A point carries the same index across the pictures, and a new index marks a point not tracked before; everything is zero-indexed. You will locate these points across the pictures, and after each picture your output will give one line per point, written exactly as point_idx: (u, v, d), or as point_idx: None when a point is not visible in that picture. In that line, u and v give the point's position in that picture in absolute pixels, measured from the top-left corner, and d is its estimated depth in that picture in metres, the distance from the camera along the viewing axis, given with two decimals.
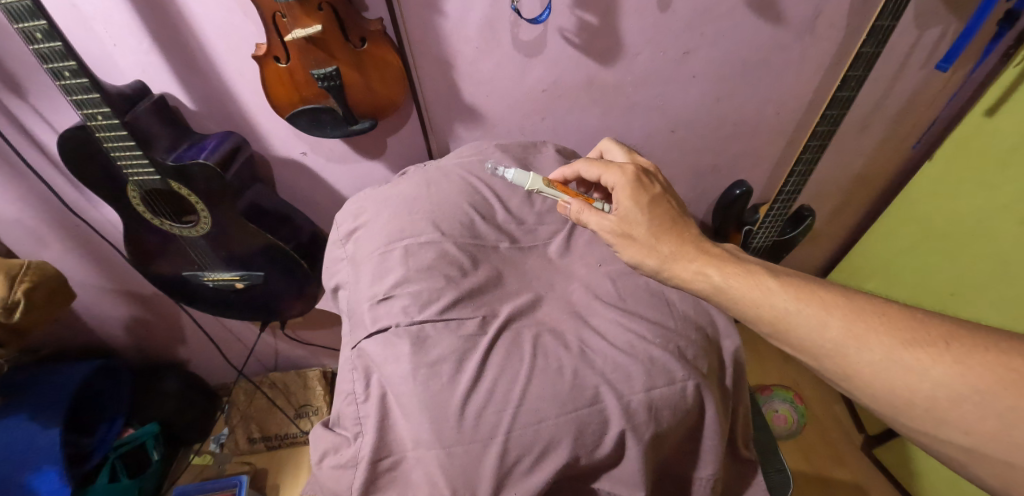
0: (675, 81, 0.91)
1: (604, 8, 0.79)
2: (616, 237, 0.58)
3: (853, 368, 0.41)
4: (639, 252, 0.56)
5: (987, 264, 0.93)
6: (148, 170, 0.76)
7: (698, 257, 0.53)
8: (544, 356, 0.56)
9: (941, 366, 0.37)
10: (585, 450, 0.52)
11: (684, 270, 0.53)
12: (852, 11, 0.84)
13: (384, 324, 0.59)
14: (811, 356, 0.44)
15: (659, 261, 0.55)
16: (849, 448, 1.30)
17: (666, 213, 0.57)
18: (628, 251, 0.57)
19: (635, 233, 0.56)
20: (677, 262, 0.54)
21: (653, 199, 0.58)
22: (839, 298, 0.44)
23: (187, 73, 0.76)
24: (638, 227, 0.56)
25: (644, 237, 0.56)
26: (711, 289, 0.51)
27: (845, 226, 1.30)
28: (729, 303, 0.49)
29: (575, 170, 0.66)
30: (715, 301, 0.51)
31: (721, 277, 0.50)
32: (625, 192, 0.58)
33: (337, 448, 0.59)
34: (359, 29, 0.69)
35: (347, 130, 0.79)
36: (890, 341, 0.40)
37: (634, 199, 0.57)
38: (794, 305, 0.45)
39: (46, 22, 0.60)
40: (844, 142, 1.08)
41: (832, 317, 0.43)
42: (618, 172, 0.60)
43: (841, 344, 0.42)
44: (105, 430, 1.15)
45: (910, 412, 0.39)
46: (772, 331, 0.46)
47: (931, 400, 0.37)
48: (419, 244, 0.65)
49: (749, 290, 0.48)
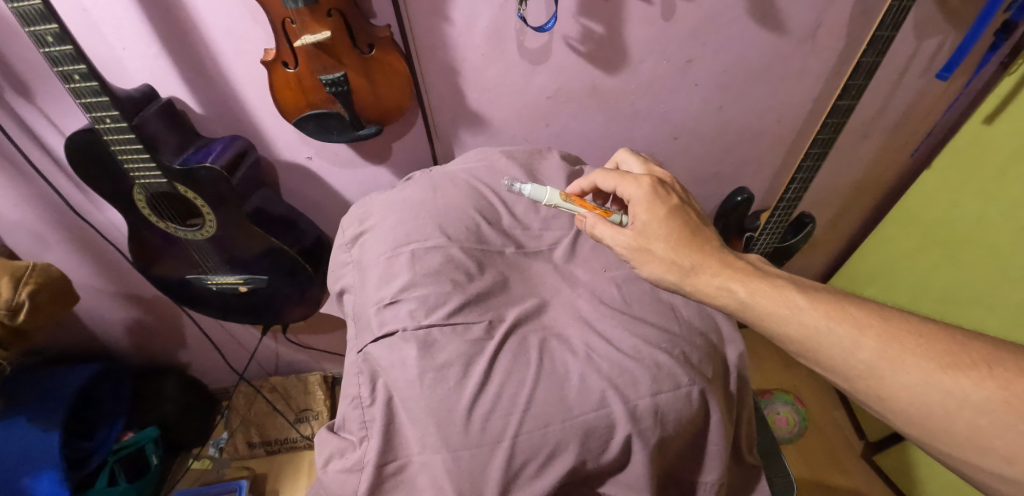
0: (678, 89, 0.92)
1: (609, 17, 0.80)
2: (632, 252, 0.58)
3: (888, 392, 0.41)
4: (660, 268, 0.56)
5: (987, 273, 0.93)
6: (155, 174, 0.77)
7: (721, 271, 0.53)
8: (550, 361, 0.57)
9: (982, 391, 0.37)
10: (591, 455, 0.52)
11: (706, 285, 0.53)
12: (851, 21, 0.86)
13: (391, 329, 0.59)
14: (843, 377, 0.44)
15: (679, 275, 0.55)
16: (850, 455, 1.30)
17: (685, 224, 0.57)
18: (647, 265, 0.57)
19: (654, 248, 0.57)
20: (699, 275, 0.54)
21: (672, 211, 0.58)
22: (871, 318, 0.44)
23: (195, 77, 0.76)
24: (657, 241, 0.57)
25: (664, 251, 0.56)
26: (736, 304, 0.51)
27: (845, 233, 1.31)
28: (755, 318, 0.50)
29: (592, 181, 0.66)
30: (739, 316, 0.51)
31: (746, 292, 0.51)
32: (643, 205, 0.59)
33: (342, 452, 0.59)
34: (367, 35, 0.70)
35: (354, 135, 0.80)
36: (927, 365, 0.40)
37: (652, 212, 0.58)
38: (825, 323, 0.45)
39: (57, 25, 0.60)
40: (844, 149, 1.09)
41: (865, 337, 0.43)
42: (635, 185, 0.61)
43: (875, 366, 0.42)
44: (104, 434, 1.13)
45: (950, 438, 0.39)
46: (799, 349, 0.47)
47: (973, 427, 0.38)
48: (425, 249, 0.65)
49: (776, 306, 0.48)
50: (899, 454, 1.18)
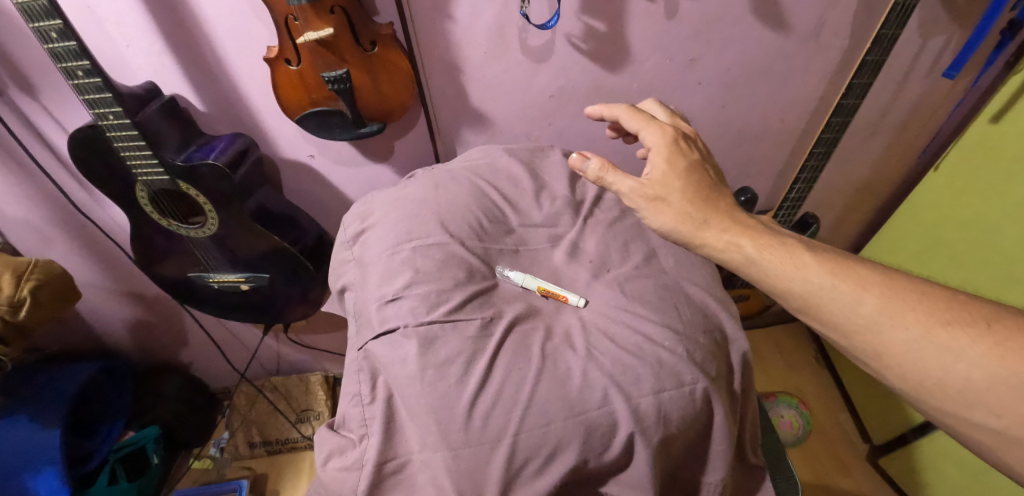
0: (681, 88, 0.92)
1: (611, 15, 0.79)
2: (645, 201, 0.55)
3: (887, 346, 0.43)
4: (672, 218, 0.54)
5: (992, 273, 0.92)
6: (158, 171, 0.77)
7: (732, 227, 0.52)
8: (552, 358, 0.56)
9: (978, 346, 0.39)
10: (593, 454, 0.52)
11: (716, 239, 0.52)
12: (855, 19, 0.85)
13: (391, 326, 0.59)
14: (843, 333, 0.45)
15: (690, 227, 0.53)
16: (854, 458, 1.29)
17: (703, 180, 0.55)
18: (658, 215, 0.55)
19: (669, 198, 0.54)
20: (710, 230, 0.52)
21: (691, 165, 0.56)
22: (876, 276, 0.45)
23: (198, 74, 0.76)
24: (673, 192, 0.54)
25: (677, 202, 0.54)
26: (743, 261, 0.50)
27: (849, 234, 1.30)
28: (760, 274, 0.49)
29: (615, 114, 0.63)
30: (743, 272, 0.51)
31: (755, 248, 0.50)
32: (662, 154, 0.56)
33: (342, 450, 0.59)
34: (370, 33, 0.70)
35: (356, 133, 0.80)
36: (927, 321, 0.42)
37: (670, 163, 0.56)
38: (830, 281, 0.45)
39: (61, 21, 0.60)
40: (849, 149, 1.08)
41: (868, 293, 0.44)
42: (658, 132, 0.58)
43: (876, 322, 0.43)
44: (105, 431, 1.14)
45: (943, 393, 0.41)
46: (801, 305, 0.47)
47: (966, 381, 0.39)
48: (427, 246, 0.65)
49: (783, 263, 0.48)
50: (904, 457, 1.17)
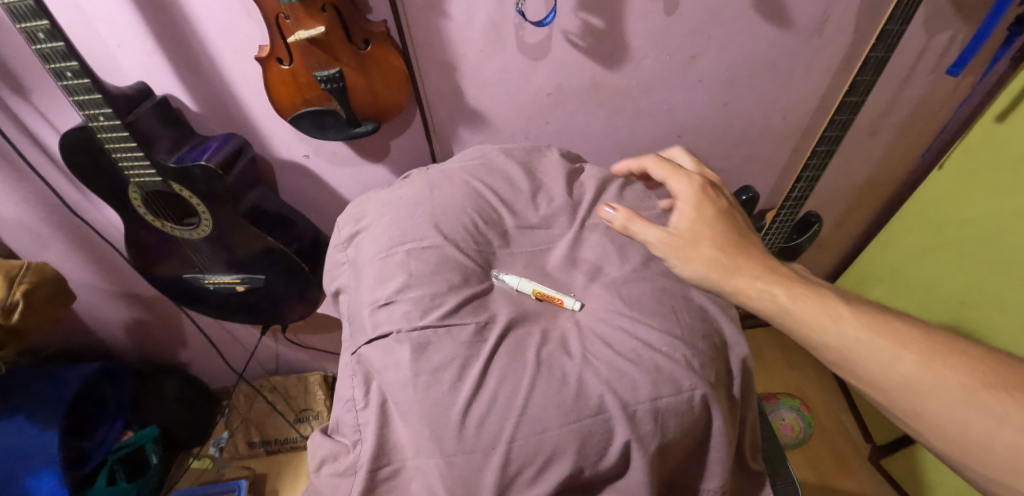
0: (681, 85, 0.90)
1: (610, 11, 0.78)
2: (674, 248, 0.58)
3: (923, 404, 0.44)
4: (703, 266, 0.56)
5: (1000, 274, 0.91)
6: (150, 172, 0.76)
7: (768, 277, 0.53)
8: (547, 365, 0.55)
9: (1021, 411, 0.40)
10: (589, 461, 0.51)
11: (750, 288, 0.53)
12: (859, 15, 0.83)
13: (384, 330, 0.58)
14: (878, 389, 0.46)
15: (720, 273, 0.55)
16: (857, 458, 1.28)
17: (731, 226, 0.58)
18: (690, 263, 0.57)
19: (698, 244, 0.57)
20: (743, 277, 0.54)
21: (719, 213, 0.59)
22: (914, 333, 0.47)
23: (189, 74, 0.75)
24: (702, 239, 0.57)
25: (707, 248, 0.56)
26: (778, 310, 0.52)
27: (852, 233, 1.29)
28: (795, 325, 0.50)
29: (646, 165, 0.68)
30: (780, 323, 0.52)
31: (791, 299, 0.51)
32: (690, 202, 0.60)
33: (335, 456, 0.58)
34: (362, 31, 0.69)
35: (350, 133, 0.79)
36: (966, 381, 0.43)
37: (698, 212, 0.59)
38: (866, 334, 0.47)
39: (48, 21, 0.59)
40: (851, 147, 1.06)
41: (905, 351, 0.45)
42: (686, 181, 0.62)
43: (914, 380, 0.44)
44: (102, 434, 1.13)
45: (986, 457, 0.41)
46: (835, 358, 0.48)
47: (1014, 448, 0.40)
48: (421, 248, 0.64)
49: (818, 314, 0.49)
50: (907, 458, 1.17)
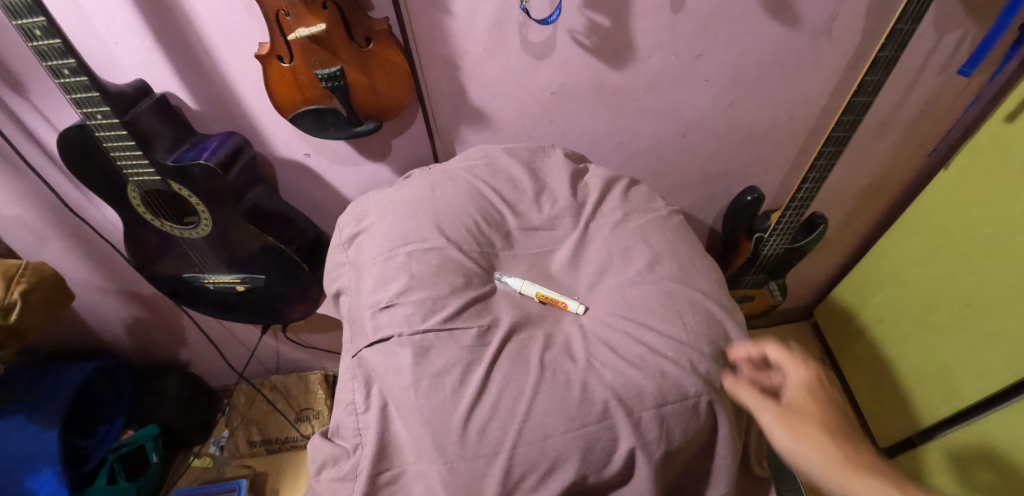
0: (687, 85, 0.89)
1: (615, 9, 0.77)
2: (788, 429, 0.50)
3: None
4: (823, 459, 0.47)
5: (1007, 276, 0.90)
6: (148, 171, 0.75)
7: (830, 441, 0.49)
8: (551, 370, 0.54)
9: None
10: (593, 469, 0.50)
11: (810, 445, 0.48)
12: (868, 14, 0.82)
13: (385, 334, 0.57)
14: None
15: (842, 473, 0.46)
16: (861, 461, 1.27)
17: (841, 417, 0.51)
18: (806, 449, 0.48)
19: (814, 432, 0.49)
20: (852, 472, 0.46)
21: (832, 405, 0.52)
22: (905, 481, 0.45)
23: (189, 71, 0.74)
24: (814, 424, 0.50)
25: (821, 436, 0.49)
26: (792, 449, 0.49)
27: (857, 235, 1.28)
28: (797, 461, 0.49)
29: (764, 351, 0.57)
30: (796, 466, 0.49)
31: (808, 440, 0.49)
32: (802, 387, 0.53)
33: (335, 460, 0.57)
34: (364, 28, 0.67)
35: (351, 132, 0.77)
36: None
37: (810, 391, 0.53)
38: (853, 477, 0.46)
39: (45, 18, 0.58)
40: (858, 148, 1.05)
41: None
42: (800, 365, 0.55)
43: None
44: (103, 432, 1.12)
45: None
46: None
47: None
48: (422, 250, 0.63)
49: (819, 451, 0.48)
50: (909, 462, 1.16)
